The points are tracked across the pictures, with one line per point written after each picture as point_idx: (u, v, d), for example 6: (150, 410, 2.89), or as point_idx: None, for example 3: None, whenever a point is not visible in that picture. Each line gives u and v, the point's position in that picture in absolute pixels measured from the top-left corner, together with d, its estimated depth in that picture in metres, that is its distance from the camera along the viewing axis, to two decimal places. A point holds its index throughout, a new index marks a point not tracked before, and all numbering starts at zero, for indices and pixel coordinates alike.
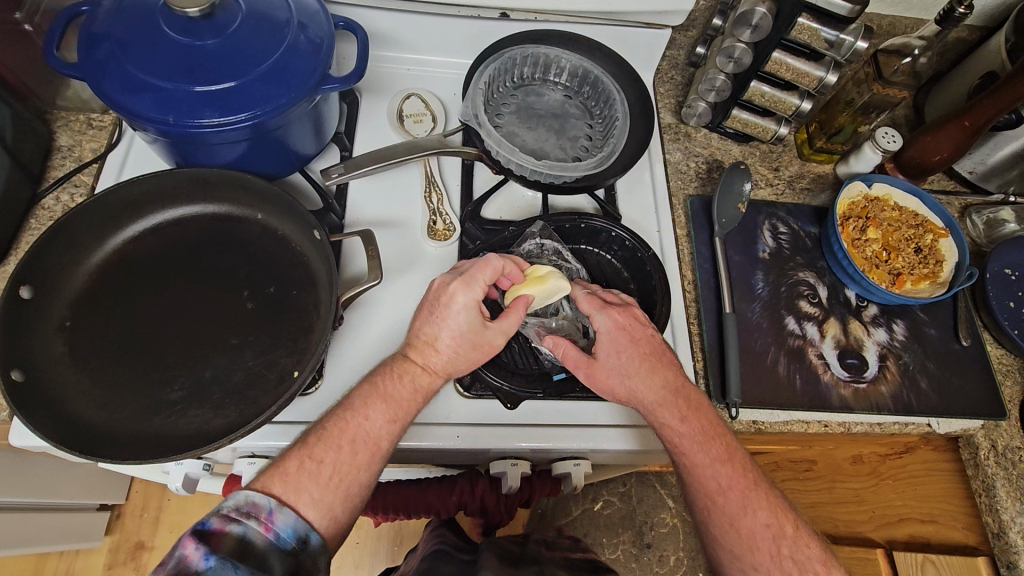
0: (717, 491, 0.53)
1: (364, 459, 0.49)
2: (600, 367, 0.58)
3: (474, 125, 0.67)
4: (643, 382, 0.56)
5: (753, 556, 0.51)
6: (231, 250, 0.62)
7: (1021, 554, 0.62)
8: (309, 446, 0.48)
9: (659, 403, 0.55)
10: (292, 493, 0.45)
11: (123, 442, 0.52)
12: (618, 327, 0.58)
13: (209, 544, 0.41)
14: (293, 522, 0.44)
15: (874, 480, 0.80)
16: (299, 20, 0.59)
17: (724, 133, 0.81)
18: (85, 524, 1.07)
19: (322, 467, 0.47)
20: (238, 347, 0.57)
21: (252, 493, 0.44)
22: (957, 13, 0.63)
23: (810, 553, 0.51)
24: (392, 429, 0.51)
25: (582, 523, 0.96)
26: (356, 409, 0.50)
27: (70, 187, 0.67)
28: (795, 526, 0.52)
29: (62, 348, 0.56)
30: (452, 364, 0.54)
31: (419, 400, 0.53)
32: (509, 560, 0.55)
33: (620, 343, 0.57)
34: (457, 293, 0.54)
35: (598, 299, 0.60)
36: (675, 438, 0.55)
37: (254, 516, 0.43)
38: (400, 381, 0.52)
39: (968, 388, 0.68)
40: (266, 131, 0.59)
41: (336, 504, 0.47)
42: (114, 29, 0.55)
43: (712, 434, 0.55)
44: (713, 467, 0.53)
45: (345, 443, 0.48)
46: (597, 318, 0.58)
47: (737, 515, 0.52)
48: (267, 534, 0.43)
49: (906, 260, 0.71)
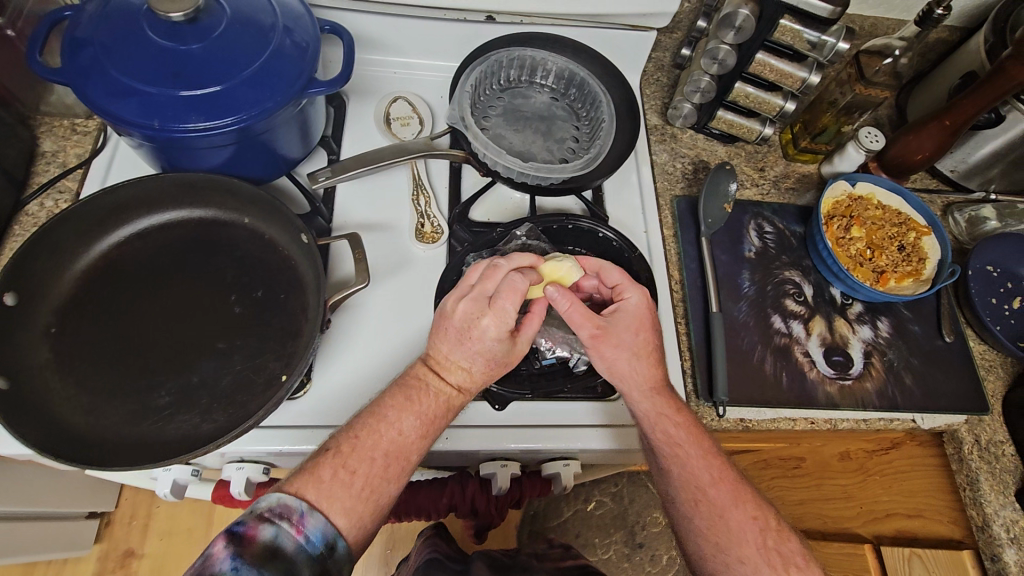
0: (707, 483, 0.54)
1: (395, 472, 0.49)
2: (612, 332, 0.57)
3: (461, 128, 0.67)
4: (645, 368, 0.57)
5: (739, 549, 0.51)
6: (218, 254, 0.62)
7: (1005, 547, 0.63)
8: (344, 455, 0.48)
9: (657, 390, 0.57)
10: (326, 503, 0.45)
11: (111, 448, 0.52)
12: (647, 306, 0.59)
13: (240, 545, 0.41)
14: (323, 527, 0.44)
15: (861, 476, 0.75)
16: (285, 24, 0.59)
17: (710, 134, 0.81)
18: (73, 533, 1.06)
19: (355, 477, 0.47)
20: (226, 352, 0.57)
21: (285, 495, 0.44)
22: (936, 14, 0.64)
23: (793, 547, 0.52)
24: (422, 444, 0.51)
25: (575, 523, 0.99)
26: (390, 420, 0.50)
27: (54, 194, 0.66)
28: (779, 522, 0.53)
29: (47, 354, 0.55)
30: (483, 381, 0.55)
31: (448, 415, 0.53)
32: (499, 569, 0.56)
33: (642, 325, 0.58)
34: (487, 323, 0.53)
35: (625, 276, 0.60)
36: (668, 428, 0.56)
37: (287, 518, 0.43)
38: (433, 397, 0.52)
39: (951, 384, 0.69)
40: (252, 135, 0.59)
41: (366, 514, 0.47)
42: (98, 34, 0.55)
43: (700, 430, 0.57)
44: (705, 459, 0.55)
45: (379, 455, 0.48)
46: (631, 293, 0.59)
47: (727, 507, 0.53)
48: (298, 536, 0.43)
49: (889, 258, 0.72)
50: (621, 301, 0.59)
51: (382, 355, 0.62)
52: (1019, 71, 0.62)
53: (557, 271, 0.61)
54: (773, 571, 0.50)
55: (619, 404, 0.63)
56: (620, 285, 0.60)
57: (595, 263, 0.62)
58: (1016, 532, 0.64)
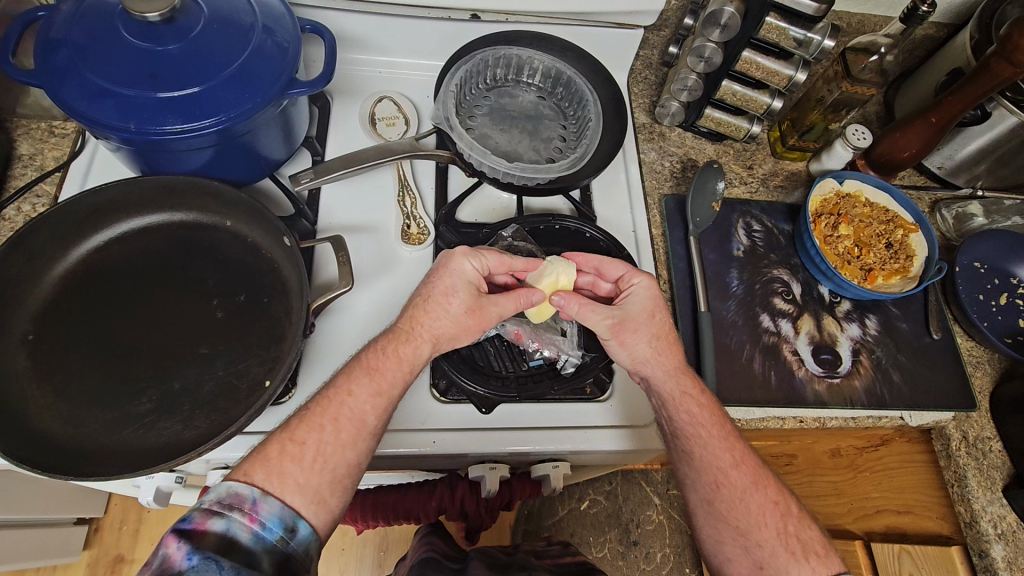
0: (728, 465, 0.54)
1: (349, 437, 0.49)
2: (629, 319, 0.58)
3: (446, 128, 0.66)
4: (665, 350, 0.58)
5: (759, 532, 0.51)
6: (201, 258, 0.61)
7: (992, 542, 0.64)
8: (292, 428, 0.48)
9: (680, 369, 0.58)
10: (276, 485, 0.45)
11: (90, 457, 0.51)
12: (655, 290, 0.60)
13: (191, 541, 0.40)
14: (279, 512, 0.44)
15: (851, 473, 0.78)
16: (265, 24, 0.58)
17: (698, 132, 0.81)
18: (63, 538, 1.05)
19: (305, 448, 0.47)
20: (208, 357, 0.56)
21: (234, 484, 0.43)
22: (921, 11, 0.64)
23: (813, 533, 0.51)
24: (376, 403, 0.51)
25: (569, 522, 0.97)
26: (340, 387, 0.51)
27: (32, 198, 0.65)
28: (799, 509, 0.53)
29: (25, 362, 0.54)
30: (444, 333, 0.55)
31: (403, 372, 0.53)
32: (497, 568, 0.56)
33: (654, 305, 0.59)
34: (459, 258, 0.57)
35: (628, 265, 0.61)
36: (692, 408, 0.56)
37: (238, 507, 0.42)
38: (388, 355, 0.53)
39: (940, 381, 0.69)
40: (232, 136, 0.58)
41: (323, 487, 0.46)
42: (73, 34, 0.54)
43: (720, 412, 0.58)
44: (727, 441, 0.55)
45: (328, 421, 0.49)
46: (639, 279, 0.60)
47: (748, 490, 0.53)
48: (252, 525, 0.42)
49: (877, 255, 0.72)
50: (630, 288, 0.60)
51: None
52: (1004, 68, 0.62)
53: (557, 280, 0.60)
54: (792, 555, 0.50)
55: (610, 405, 0.62)
56: (626, 275, 0.61)
57: (594, 259, 0.62)
58: (1003, 527, 0.64)
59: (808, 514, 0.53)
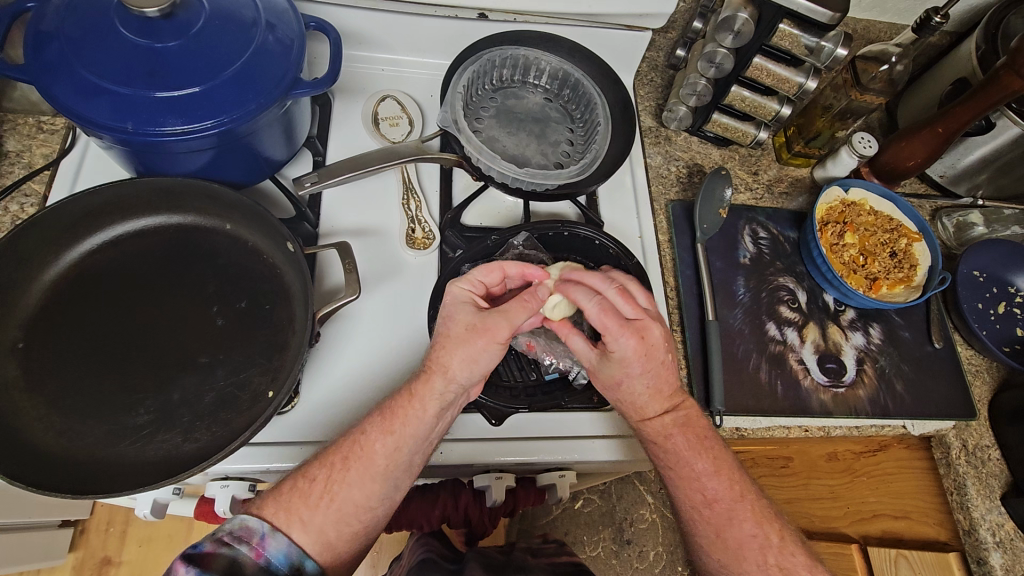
0: (701, 503, 0.53)
1: (355, 477, 0.48)
2: (604, 375, 0.55)
3: (453, 131, 0.65)
4: (647, 400, 0.54)
5: (739, 564, 0.51)
6: (199, 262, 0.59)
7: (990, 551, 0.65)
8: (303, 466, 0.49)
9: (651, 419, 0.55)
10: (284, 521, 0.46)
11: (88, 470, 0.49)
12: (639, 356, 0.52)
13: (201, 566, 0.42)
14: (285, 548, 0.45)
15: (848, 476, 0.83)
16: (268, 19, 0.56)
17: (704, 137, 0.80)
18: (48, 541, 1.03)
19: (312, 485, 0.47)
20: (208, 367, 0.54)
21: (247, 518, 0.45)
22: (934, 22, 0.67)
23: (796, 560, 0.51)
24: (387, 442, 0.49)
25: (563, 521, 0.97)
26: (357, 425, 0.51)
27: (20, 197, 0.62)
28: (781, 534, 0.52)
29: (15, 371, 0.52)
30: (456, 355, 0.50)
31: (420, 412, 0.50)
32: (495, 569, 0.55)
33: (627, 374, 0.53)
34: (450, 284, 0.55)
35: (614, 324, 0.51)
36: (662, 452, 0.55)
37: (246, 541, 0.44)
38: (402, 392, 0.51)
39: (940, 389, 0.70)
40: (233, 138, 0.56)
41: (329, 526, 0.47)
42: (65, 27, 0.51)
43: (699, 447, 0.54)
44: (700, 480, 0.53)
45: (337, 458, 0.49)
46: (616, 344, 0.52)
47: (724, 525, 0.52)
48: (258, 559, 0.44)
49: (883, 265, 0.72)
50: (610, 350, 0.53)
51: (374, 368, 0.59)
52: (1013, 80, 0.62)
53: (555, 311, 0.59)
54: None
55: (615, 415, 0.62)
56: (609, 335, 0.52)
57: (582, 301, 0.53)
58: (1001, 535, 0.65)
59: (793, 538, 0.52)
